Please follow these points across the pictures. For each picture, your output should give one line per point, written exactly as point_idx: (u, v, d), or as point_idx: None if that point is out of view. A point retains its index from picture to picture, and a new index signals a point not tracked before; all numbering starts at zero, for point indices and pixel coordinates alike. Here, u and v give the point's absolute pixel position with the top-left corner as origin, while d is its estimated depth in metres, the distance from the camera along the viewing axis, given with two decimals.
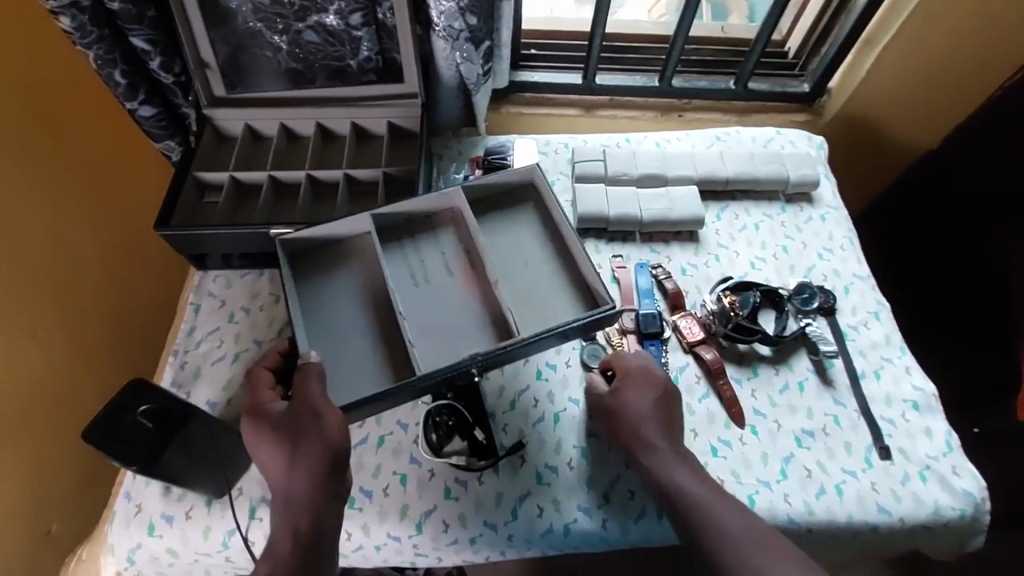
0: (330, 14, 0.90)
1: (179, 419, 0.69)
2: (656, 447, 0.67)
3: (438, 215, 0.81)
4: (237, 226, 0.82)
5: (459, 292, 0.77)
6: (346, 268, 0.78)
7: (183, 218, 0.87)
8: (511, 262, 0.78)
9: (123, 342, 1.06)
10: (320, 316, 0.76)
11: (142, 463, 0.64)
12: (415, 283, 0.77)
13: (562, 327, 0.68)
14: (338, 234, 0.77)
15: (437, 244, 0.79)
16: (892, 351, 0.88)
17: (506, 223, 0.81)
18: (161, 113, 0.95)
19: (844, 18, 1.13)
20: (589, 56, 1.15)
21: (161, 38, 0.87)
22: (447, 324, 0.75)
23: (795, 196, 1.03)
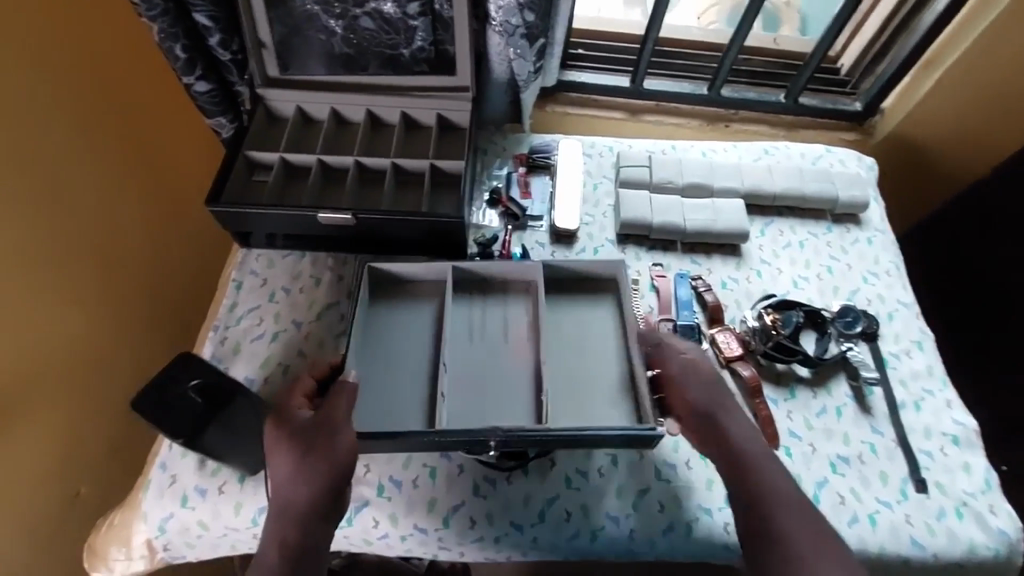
0: (387, 1, 0.90)
1: (225, 396, 0.70)
2: (738, 419, 0.70)
3: (512, 284, 0.84)
4: (286, 206, 0.83)
5: (507, 360, 0.78)
6: (407, 302, 0.83)
7: (232, 195, 0.88)
8: (566, 341, 0.81)
9: (165, 313, 1.08)
10: (377, 343, 0.79)
11: (187, 436, 0.65)
12: (469, 339, 0.80)
13: (607, 432, 0.68)
14: (410, 271, 0.83)
15: (500, 309, 0.83)
16: (934, 383, 0.86)
17: (579, 307, 0.83)
18: (215, 90, 0.96)
19: (906, 37, 1.10)
20: (639, 60, 1.14)
21: (223, 15, 0.87)
22: (490, 374, 0.77)
23: (842, 216, 1.01)
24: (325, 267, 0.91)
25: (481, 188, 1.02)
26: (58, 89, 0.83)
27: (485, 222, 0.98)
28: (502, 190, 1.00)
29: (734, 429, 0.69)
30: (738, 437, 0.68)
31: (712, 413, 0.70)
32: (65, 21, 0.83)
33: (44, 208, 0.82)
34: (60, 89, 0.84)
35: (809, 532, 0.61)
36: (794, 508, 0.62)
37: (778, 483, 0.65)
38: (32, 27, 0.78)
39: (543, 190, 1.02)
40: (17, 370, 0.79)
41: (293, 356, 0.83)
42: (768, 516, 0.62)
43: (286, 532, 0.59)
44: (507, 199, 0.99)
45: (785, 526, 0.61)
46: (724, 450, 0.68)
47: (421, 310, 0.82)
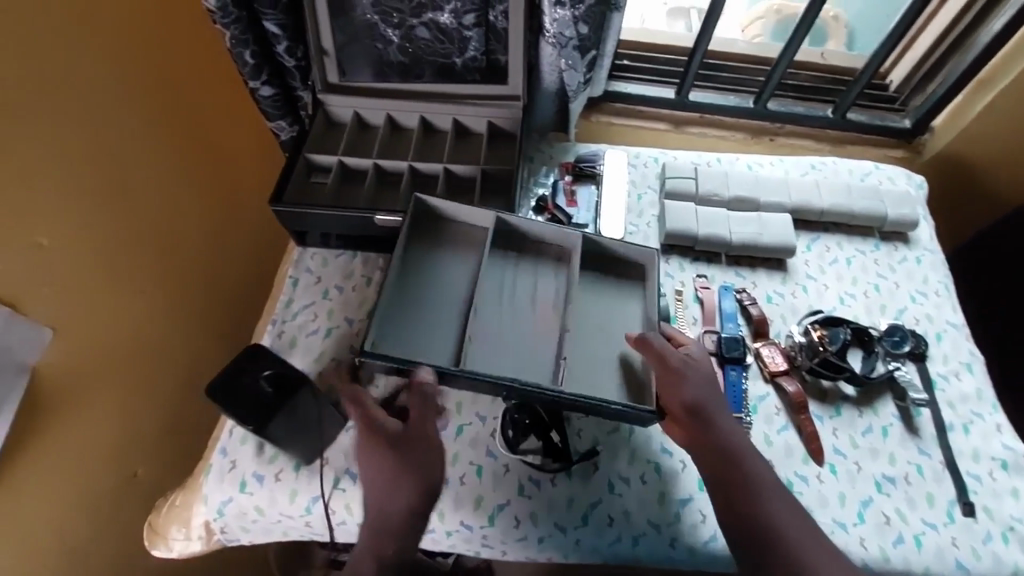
0: (444, 13, 0.93)
1: (292, 385, 0.73)
2: (725, 413, 0.71)
3: (549, 247, 0.88)
4: (343, 208, 0.86)
5: (533, 314, 0.83)
6: (447, 244, 0.87)
7: (292, 195, 0.92)
8: (593, 309, 0.84)
9: (218, 302, 1.10)
10: (415, 274, 0.84)
11: (255, 422, 0.70)
12: (502, 288, 0.84)
13: (614, 406, 0.72)
14: (455, 213, 0.86)
15: (529, 276, 0.86)
16: (984, 406, 0.85)
17: (610, 286, 0.86)
18: (278, 94, 1.00)
19: (961, 54, 1.08)
20: (687, 72, 1.15)
21: (290, 25, 0.92)
22: (516, 336, 0.81)
23: (890, 235, 1.00)
24: (376, 267, 0.95)
25: (528, 195, 1.04)
26: (130, 82, 0.85)
27: None
28: (548, 198, 1.01)
29: (723, 424, 0.70)
30: (728, 433, 0.69)
31: (701, 407, 0.70)
32: (132, 9, 0.83)
33: (119, 200, 0.85)
34: (133, 80, 0.85)
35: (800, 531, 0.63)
36: (784, 507, 0.64)
37: (765, 482, 0.66)
38: (112, 22, 0.80)
39: (589, 199, 1.03)
40: (89, 353, 0.81)
41: (345, 351, 0.86)
42: (758, 515, 0.63)
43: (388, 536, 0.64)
44: (553, 206, 1.00)
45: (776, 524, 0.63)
46: (712, 447, 0.68)
47: (458, 257, 0.86)
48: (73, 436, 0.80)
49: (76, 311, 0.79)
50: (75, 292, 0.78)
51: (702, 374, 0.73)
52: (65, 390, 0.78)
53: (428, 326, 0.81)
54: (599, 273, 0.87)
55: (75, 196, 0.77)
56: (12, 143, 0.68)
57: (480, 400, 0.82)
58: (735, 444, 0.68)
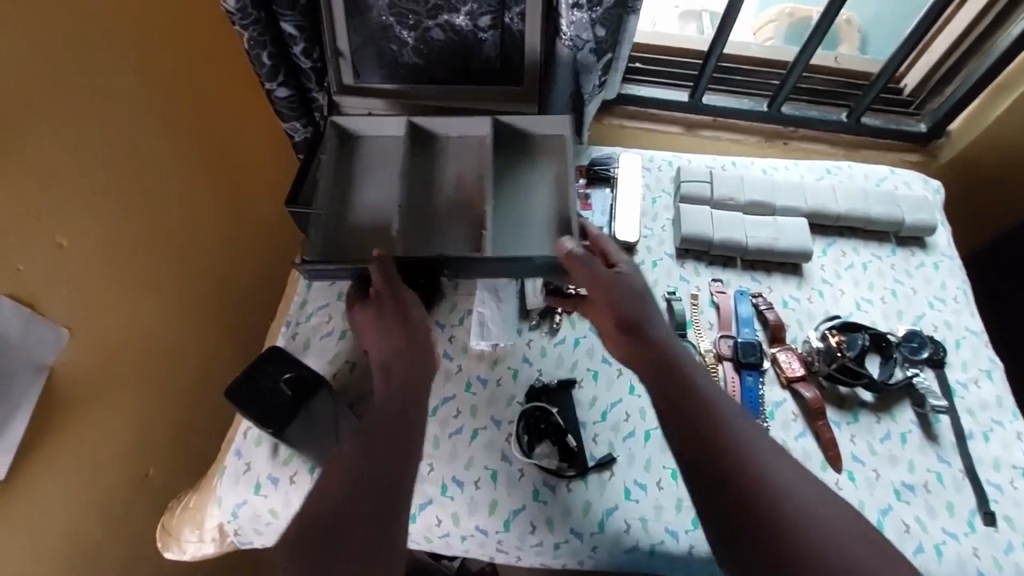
0: (460, 14, 0.94)
1: (310, 388, 0.71)
2: (663, 327, 0.69)
3: (468, 141, 0.92)
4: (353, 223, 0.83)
5: (457, 209, 0.88)
6: (368, 157, 0.93)
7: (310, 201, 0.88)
8: (509, 199, 0.89)
9: (229, 305, 1.08)
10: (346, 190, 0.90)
11: (274, 425, 0.69)
12: (426, 183, 0.89)
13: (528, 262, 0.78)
14: (371, 130, 0.93)
15: (457, 154, 0.90)
16: (1004, 414, 0.84)
17: (524, 173, 0.90)
18: (294, 96, 1.00)
19: (980, 58, 1.07)
20: (701, 75, 1.14)
21: (308, 26, 0.92)
22: (451, 221, 0.87)
23: (907, 240, 1.00)
24: None
25: None
26: (144, 83, 0.84)
27: None
28: None
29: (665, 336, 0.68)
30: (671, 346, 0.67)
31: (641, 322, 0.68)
32: (146, 12, 0.83)
33: (133, 201, 0.84)
34: (146, 81, 0.84)
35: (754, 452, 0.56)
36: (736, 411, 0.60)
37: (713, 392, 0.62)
38: (129, 23, 0.80)
39: (604, 202, 1.02)
40: (102, 355, 0.80)
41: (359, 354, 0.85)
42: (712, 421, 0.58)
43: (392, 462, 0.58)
44: None
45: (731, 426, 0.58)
46: (655, 358, 0.66)
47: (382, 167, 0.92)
48: (88, 435, 0.80)
49: (92, 312, 0.78)
50: (94, 293, 0.78)
51: (635, 291, 0.71)
52: (77, 391, 0.77)
53: (369, 228, 0.87)
54: (515, 162, 0.91)
55: (93, 196, 0.77)
56: (34, 144, 0.68)
57: (495, 404, 0.82)
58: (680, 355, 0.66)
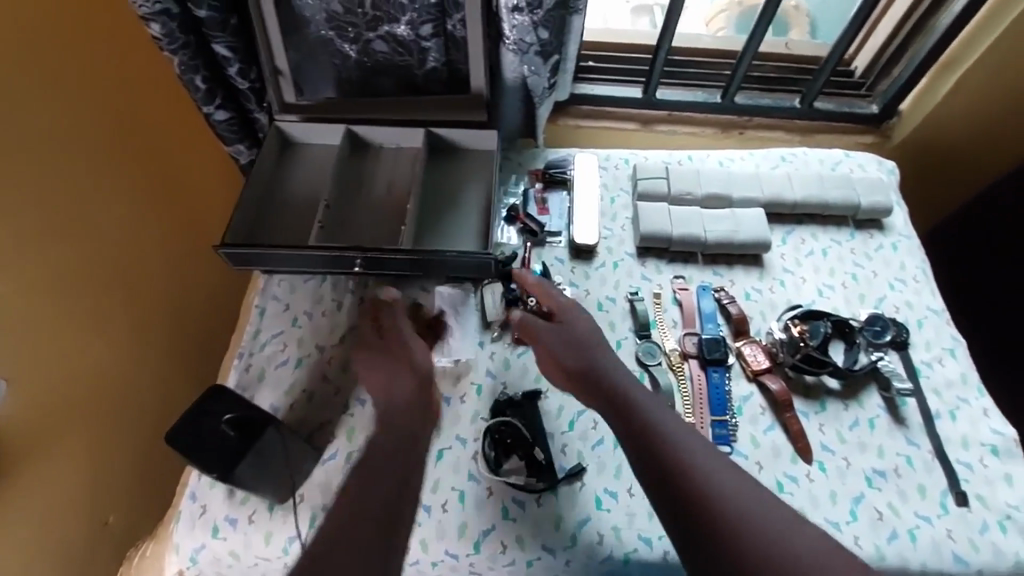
0: (401, 24, 0.92)
1: (255, 426, 0.69)
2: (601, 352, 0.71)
3: (404, 152, 0.88)
4: (289, 248, 0.74)
5: (390, 214, 0.82)
6: (300, 162, 0.87)
7: (246, 223, 0.79)
8: (442, 195, 0.85)
9: (185, 343, 1.04)
10: (278, 190, 0.84)
11: (220, 471, 0.66)
12: (353, 187, 0.84)
13: (449, 253, 0.76)
14: (305, 136, 0.88)
15: (390, 165, 0.86)
16: (969, 391, 0.84)
17: (459, 177, 0.86)
18: (234, 118, 0.96)
19: (923, 37, 1.08)
20: (652, 70, 1.13)
21: (241, 46, 0.88)
22: (383, 226, 0.81)
23: (864, 222, 0.99)
24: (346, 290, 0.90)
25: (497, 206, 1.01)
26: (74, 121, 0.80)
27: (505, 240, 0.97)
28: (519, 207, 0.99)
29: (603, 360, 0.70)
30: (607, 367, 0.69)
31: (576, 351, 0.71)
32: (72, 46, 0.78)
33: (69, 245, 0.80)
34: (76, 119, 0.81)
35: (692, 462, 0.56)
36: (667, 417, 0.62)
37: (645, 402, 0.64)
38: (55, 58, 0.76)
39: (560, 206, 1.01)
40: (45, 407, 0.77)
41: (317, 383, 0.83)
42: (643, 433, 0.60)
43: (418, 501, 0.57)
44: (524, 215, 0.98)
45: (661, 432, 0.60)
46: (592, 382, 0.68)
47: (315, 172, 0.86)
48: (35, 492, 0.76)
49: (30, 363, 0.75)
50: (30, 345, 0.75)
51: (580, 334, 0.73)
52: (20, 446, 0.74)
53: (298, 232, 0.80)
54: (455, 169, 0.87)
55: (24, 243, 0.73)
56: None
57: (459, 422, 0.80)
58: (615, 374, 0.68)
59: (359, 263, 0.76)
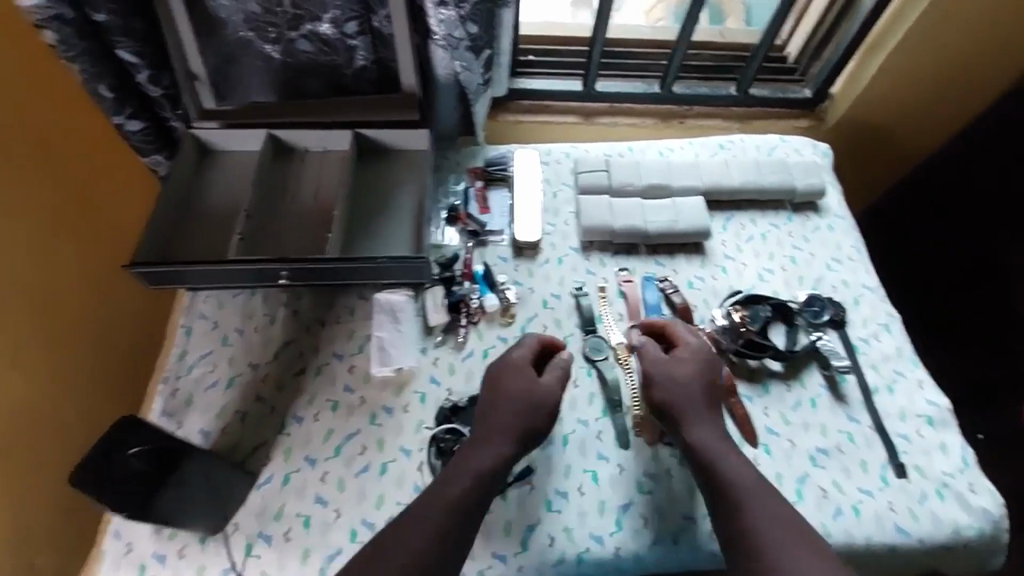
0: (323, 22, 0.87)
1: (173, 456, 0.64)
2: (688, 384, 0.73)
3: (332, 155, 0.84)
4: (207, 263, 0.69)
5: (317, 221, 0.78)
6: (220, 170, 0.82)
7: (160, 238, 0.74)
8: (372, 198, 0.82)
9: (105, 378, 0.92)
10: (197, 202, 0.79)
11: (131, 510, 0.60)
12: (276, 195, 0.80)
13: (381, 258, 0.72)
14: (223, 143, 0.83)
15: (317, 170, 0.83)
16: (905, 364, 0.86)
17: (387, 178, 0.83)
18: (149, 128, 0.90)
19: (850, 20, 1.09)
20: (589, 63, 1.12)
21: (149, 51, 0.82)
22: (310, 233, 0.78)
23: (801, 205, 1.01)
24: (278, 303, 0.87)
25: (436, 207, 0.98)
26: None
27: (445, 241, 0.94)
28: (460, 207, 0.97)
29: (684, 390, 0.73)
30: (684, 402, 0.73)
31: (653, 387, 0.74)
32: None
33: None
34: None
35: (734, 496, 0.64)
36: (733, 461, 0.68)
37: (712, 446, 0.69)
38: None
39: (502, 204, 0.99)
40: None
41: (250, 403, 0.79)
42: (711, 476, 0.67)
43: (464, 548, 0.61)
44: (465, 215, 0.96)
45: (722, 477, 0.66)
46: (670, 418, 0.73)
47: (236, 180, 0.81)
48: None
49: None
50: None
51: (698, 364, 0.75)
52: None
53: (220, 245, 0.76)
54: (388, 170, 0.84)
55: None
56: None
57: (403, 432, 0.77)
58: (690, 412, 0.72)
59: (285, 275, 0.72)
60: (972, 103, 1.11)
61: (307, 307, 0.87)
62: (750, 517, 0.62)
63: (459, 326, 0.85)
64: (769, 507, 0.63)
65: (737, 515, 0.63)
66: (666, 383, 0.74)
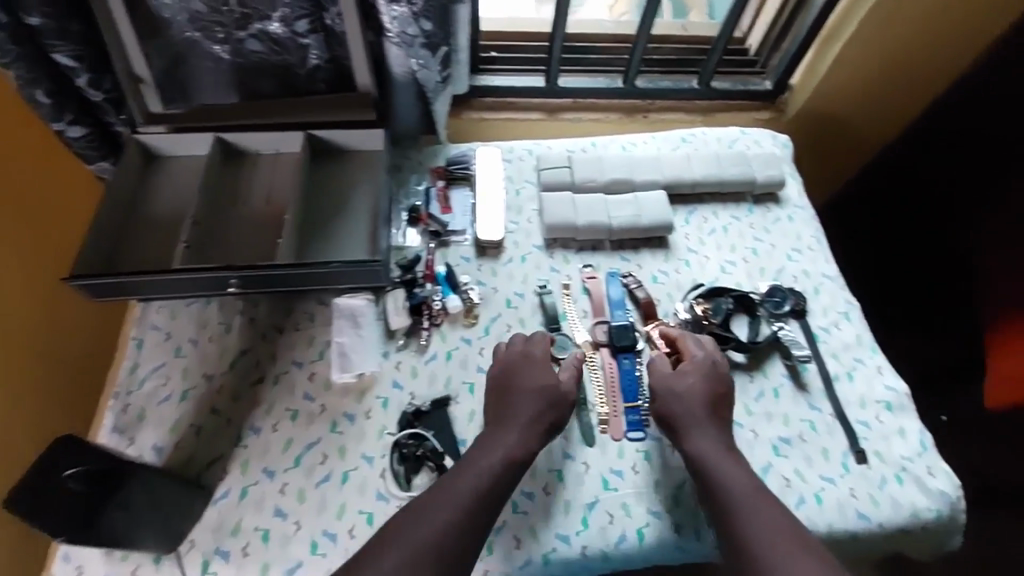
0: (273, 21, 0.85)
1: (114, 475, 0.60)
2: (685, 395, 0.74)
3: (283, 158, 0.82)
4: (150, 273, 0.67)
5: (269, 227, 0.77)
6: (166, 176, 0.80)
7: (100, 248, 0.71)
8: (326, 202, 0.80)
9: (54, 397, 0.87)
10: (143, 211, 0.77)
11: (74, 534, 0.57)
12: (227, 202, 0.78)
13: (333, 263, 0.70)
14: (168, 148, 0.80)
15: (268, 173, 0.80)
16: (864, 351, 0.87)
17: (341, 180, 0.82)
18: (92, 134, 0.85)
19: (804, 13, 1.10)
20: (550, 58, 1.11)
21: (90, 54, 0.78)
22: (262, 239, 0.76)
23: (762, 196, 1.02)
24: (234, 311, 0.84)
25: (397, 208, 0.96)
26: None
27: (406, 242, 0.93)
28: (421, 207, 0.95)
29: (680, 402, 0.74)
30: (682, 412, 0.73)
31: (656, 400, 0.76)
32: None
33: None
34: None
35: (730, 506, 0.65)
36: (732, 469, 0.68)
37: (711, 455, 0.70)
38: None
39: (464, 203, 0.98)
40: None
41: (205, 415, 0.77)
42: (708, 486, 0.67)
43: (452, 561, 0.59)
44: (427, 216, 0.94)
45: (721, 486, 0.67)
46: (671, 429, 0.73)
47: (184, 187, 0.79)
48: None
49: None
50: None
51: (706, 376, 0.76)
52: None
53: (167, 254, 0.73)
54: (343, 172, 0.82)
55: None
56: None
57: (364, 439, 0.76)
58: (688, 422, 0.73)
59: (235, 282, 0.69)
60: (924, 92, 1.14)
61: (265, 314, 0.84)
62: (749, 525, 0.63)
63: (422, 328, 0.84)
64: (767, 515, 0.63)
65: (735, 524, 0.64)
66: (670, 396, 0.75)
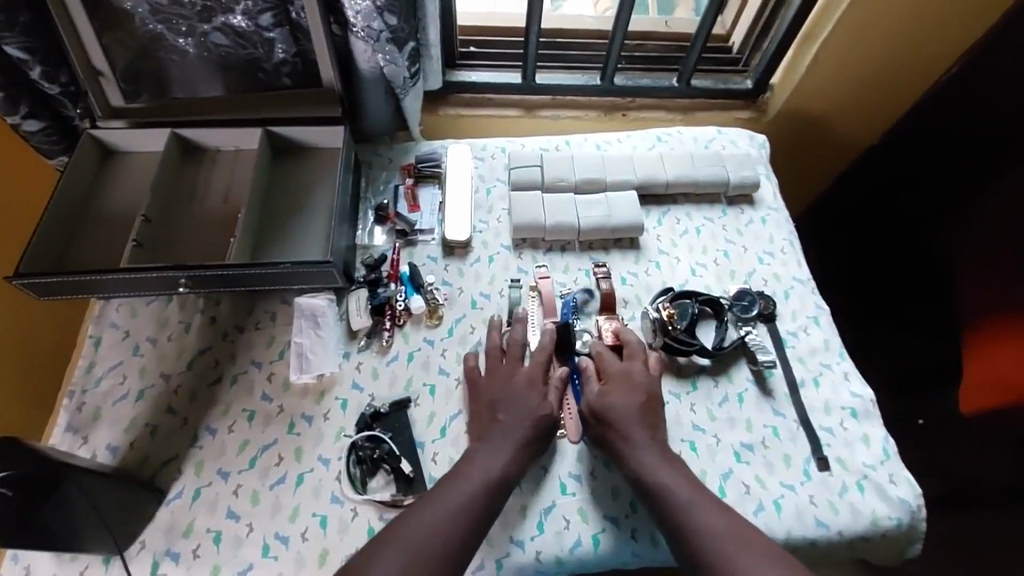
0: (236, 14, 0.83)
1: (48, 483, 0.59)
2: (617, 406, 0.73)
3: (243, 155, 0.81)
4: (94, 273, 0.66)
5: (227, 227, 0.76)
6: (123, 172, 0.79)
7: (48, 247, 0.70)
8: (284, 200, 0.80)
9: (14, 393, 0.87)
10: (98, 207, 0.76)
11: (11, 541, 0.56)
12: (190, 198, 0.78)
13: (283, 263, 0.69)
14: (120, 143, 0.79)
15: (228, 171, 0.80)
16: (832, 356, 0.86)
17: (303, 180, 0.81)
18: (51, 127, 0.84)
19: (786, 10, 1.08)
20: (526, 55, 1.10)
21: (40, 46, 0.76)
22: (218, 239, 0.75)
23: (737, 198, 1.00)
24: (195, 310, 0.83)
25: (364, 206, 0.95)
26: None
27: (372, 242, 0.92)
28: (389, 206, 0.94)
29: (614, 415, 0.73)
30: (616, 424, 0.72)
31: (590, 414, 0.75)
32: None
33: None
34: None
35: (678, 515, 0.64)
36: (671, 476, 0.68)
37: (649, 466, 0.69)
38: None
39: (432, 201, 0.96)
40: None
41: (161, 416, 0.76)
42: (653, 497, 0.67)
43: (407, 566, 0.58)
44: (394, 215, 0.93)
45: (665, 495, 0.66)
46: (607, 443, 0.72)
47: (142, 183, 0.78)
48: None
49: None
50: None
51: (625, 385, 0.75)
52: None
53: (116, 253, 0.72)
54: (306, 171, 0.82)
55: None
56: None
57: (321, 442, 0.75)
58: (625, 435, 0.71)
59: (184, 282, 0.69)
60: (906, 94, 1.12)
61: (225, 313, 0.83)
62: (697, 533, 0.62)
63: (383, 329, 0.83)
64: (710, 519, 0.63)
65: (684, 533, 0.63)
66: (594, 414, 0.74)
